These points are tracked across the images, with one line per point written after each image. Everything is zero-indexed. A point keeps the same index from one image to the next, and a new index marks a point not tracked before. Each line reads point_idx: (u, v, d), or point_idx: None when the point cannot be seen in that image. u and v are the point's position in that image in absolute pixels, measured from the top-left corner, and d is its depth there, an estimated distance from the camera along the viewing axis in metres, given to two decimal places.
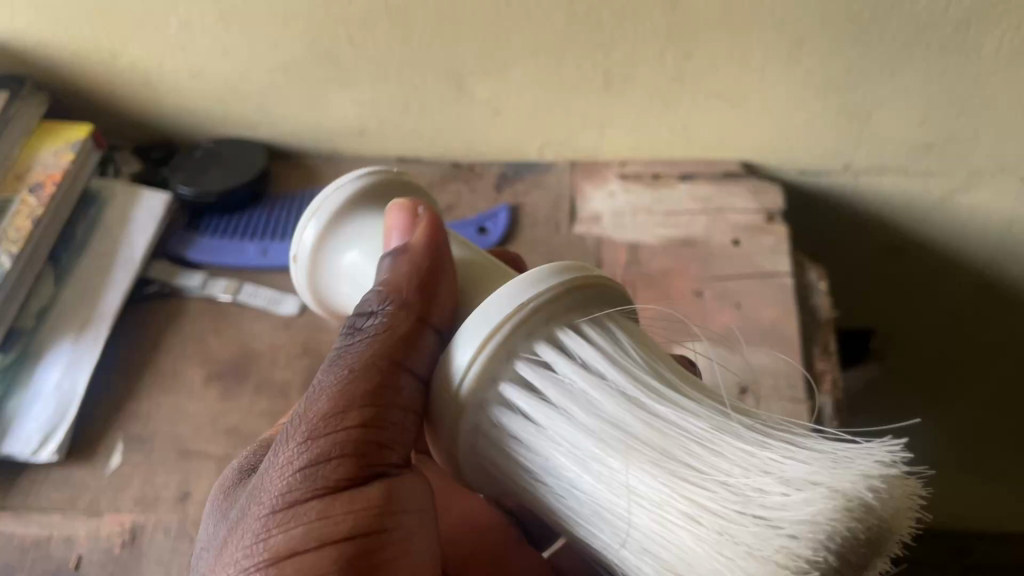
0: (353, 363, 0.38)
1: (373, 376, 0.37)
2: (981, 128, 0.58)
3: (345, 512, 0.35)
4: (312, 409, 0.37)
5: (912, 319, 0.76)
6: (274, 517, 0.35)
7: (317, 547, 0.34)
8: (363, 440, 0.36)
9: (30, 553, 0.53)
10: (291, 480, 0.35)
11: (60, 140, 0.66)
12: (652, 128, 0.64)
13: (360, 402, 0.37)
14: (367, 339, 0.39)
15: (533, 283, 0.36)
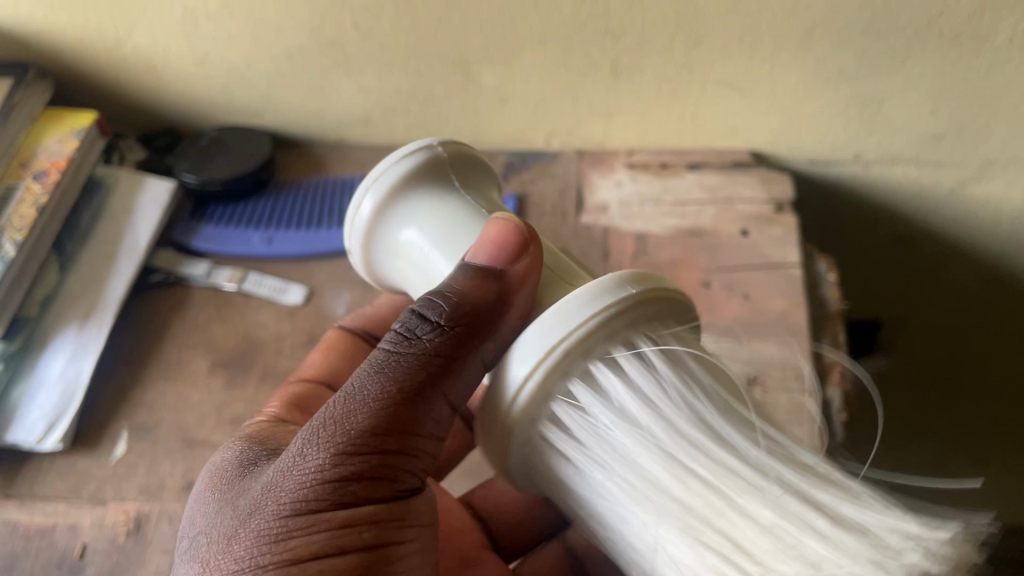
0: (401, 378, 0.37)
1: (417, 397, 0.37)
2: (994, 118, 0.57)
3: (369, 524, 0.35)
4: (350, 418, 0.35)
5: (922, 311, 0.75)
6: (297, 521, 0.34)
7: (338, 556, 0.34)
8: (394, 458, 0.36)
9: (34, 542, 0.53)
10: (319, 488, 0.34)
11: (65, 127, 0.65)
12: (660, 116, 0.64)
13: (396, 423, 0.36)
14: (420, 354, 0.37)
15: (599, 298, 0.35)
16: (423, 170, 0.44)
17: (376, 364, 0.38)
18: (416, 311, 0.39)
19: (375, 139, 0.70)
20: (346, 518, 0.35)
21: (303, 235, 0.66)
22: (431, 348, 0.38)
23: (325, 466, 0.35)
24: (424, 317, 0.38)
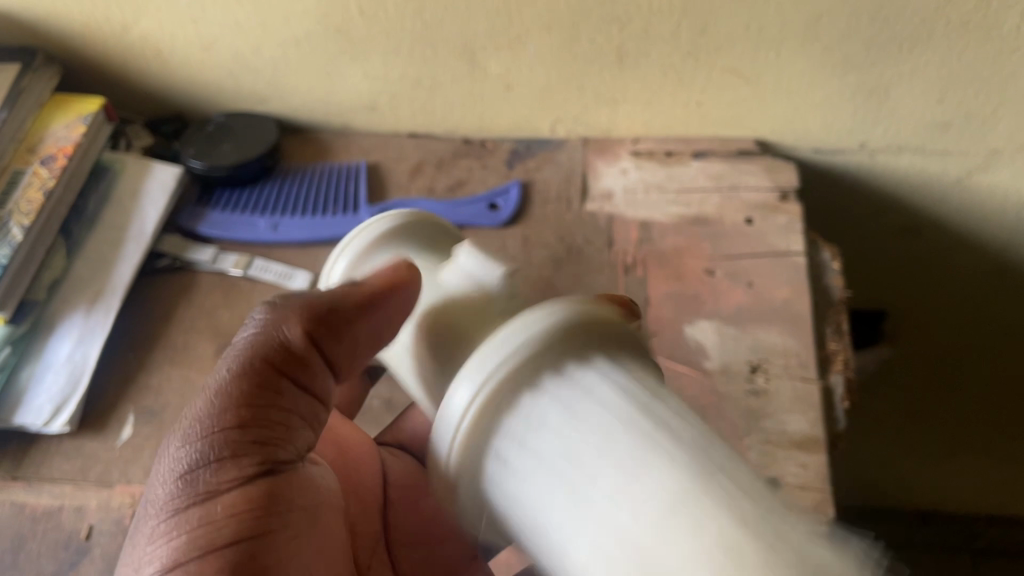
0: (235, 361, 0.37)
1: (252, 376, 0.37)
2: (1001, 107, 0.57)
3: (227, 516, 0.34)
4: (197, 410, 0.36)
5: (927, 300, 0.75)
6: (160, 526, 0.33)
7: (200, 556, 0.33)
8: (245, 438, 0.35)
9: (42, 523, 0.53)
10: (173, 486, 0.34)
11: (72, 113, 0.66)
12: (666, 104, 0.64)
13: (240, 403, 0.36)
14: (251, 339, 0.38)
15: (520, 329, 0.35)
16: (383, 235, 0.46)
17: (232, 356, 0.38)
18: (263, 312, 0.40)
19: (381, 125, 0.70)
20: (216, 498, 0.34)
21: (309, 221, 0.66)
22: (279, 334, 0.38)
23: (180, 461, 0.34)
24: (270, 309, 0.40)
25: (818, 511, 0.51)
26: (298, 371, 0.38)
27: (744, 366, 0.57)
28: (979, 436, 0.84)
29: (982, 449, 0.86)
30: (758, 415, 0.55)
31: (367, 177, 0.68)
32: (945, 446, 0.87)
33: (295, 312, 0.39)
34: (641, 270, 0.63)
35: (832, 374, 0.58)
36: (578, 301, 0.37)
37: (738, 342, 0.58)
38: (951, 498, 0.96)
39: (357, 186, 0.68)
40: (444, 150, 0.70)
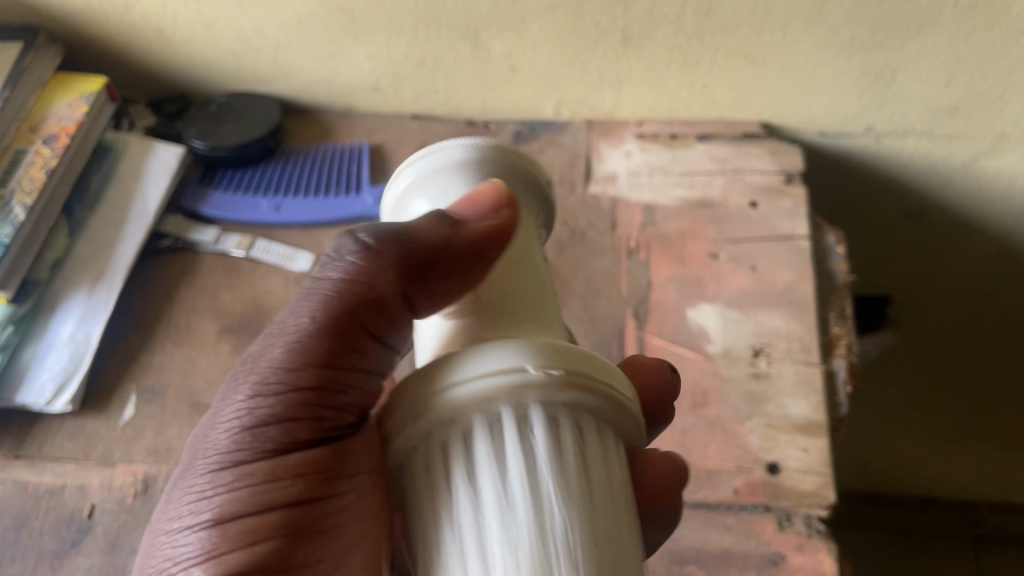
0: (316, 310, 0.34)
1: (335, 332, 0.34)
2: (1008, 91, 0.57)
3: (294, 476, 0.32)
4: (266, 359, 0.34)
5: (930, 285, 0.75)
6: (220, 475, 0.32)
7: (261, 511, 0.32)
8: (313, 402, 0.33)
9: (44, 502, 0.54)
10: (237, 437, 0.32)
11: (74, 92, 0.66)
12: (671, 85, 0.63)
13: (311, 362, 0.33)
14: (333, 279, 0.35)
15: (489, 359, 0.29)
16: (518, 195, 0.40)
17: (303, 297, 0.35)
18: (346, 237, 0.36)
19: (383, 106, 0.70)
20: (272, 450, 0.32)
21: (311, 203, 0.66)
22: (360, 281, 0.34)
23: (244, 410, 0.33)
24: (352, 239, 0.36)
25: (819, 496, 0.51)
26: (379, 324, 0.35)
27: (746, 350, 0.57)
28: (979, 424, 0.84)
29: (983, 437, 0.86)
30: (760, 399, 0.55)
31: (369, 159, 0.68)
32: (947, 433, 0.87)
33: (381, 255, 0.35)
34: (644, 253, 0.63)
35: (835, 358, 0.58)
36: (536, 361, 0.29)
37: (740, 325, 0.58)
38: (951, 484, 0.96)
39: (359, 169, 0.68)
40: (446, 131, 0.70)
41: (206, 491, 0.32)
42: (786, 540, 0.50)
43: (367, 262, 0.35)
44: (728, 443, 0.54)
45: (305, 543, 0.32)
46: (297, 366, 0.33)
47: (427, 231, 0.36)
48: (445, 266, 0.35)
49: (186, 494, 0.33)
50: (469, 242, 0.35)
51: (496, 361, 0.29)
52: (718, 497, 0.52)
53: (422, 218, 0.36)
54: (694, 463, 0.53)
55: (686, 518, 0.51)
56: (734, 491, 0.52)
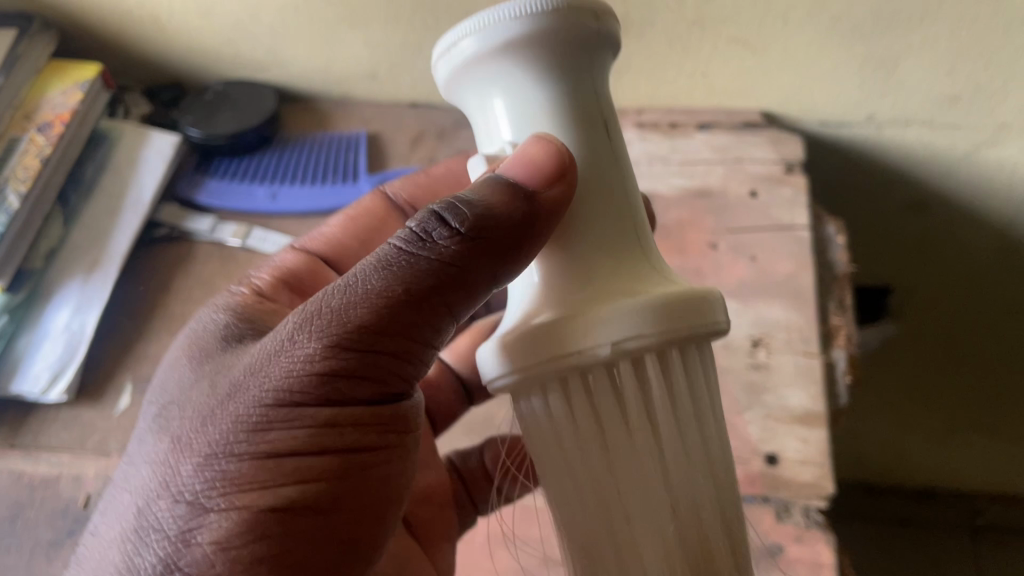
0: (405, 287, 0.31)
1: (422, 311, 0.32)
2: (1011, 81, 0.56)
3: (352, 424, 0.33)
4: (347, 322, 0.31)
5: (931, 277, 0.74)
6: (274, 411, 0.32)
7: (314, 454, 0.32)
8: (386, 367, 0.32)
9: (40, 491, 0.53)
10: (301, 383, 0.32)
11: (69, 79, 0.65)
12: (671, 74, 0.63)
13: (393, 334, 0.31)
14: (425, 259, 0.31)
15: (626, 317, 0.31)
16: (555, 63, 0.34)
17: (384, 263, 0.32)
18: (435, 210, 0.32)
19: (380, 94, 0.70)
20: (329, 416, 0.32)
21: (308, 192, 0.65)
22: (449, 266, 0.31)
23: (314, 361, 0.31)
24: (443, 216, 0.32)
25: (818, 487, 0.51)
26: (461, 306, 0.33)
27: (746, 341, 0.57)
28: (980, 417, 0.84)
29: (985, 431, 0.86)
30: (760, 390, 0.55)
31: (367, 148, 0.67)
32: (949, 426, 0.87)
33: (474, 238, 0.31)
34: None
35: (835, 349, 0.57)
36: (649, 324, 0.31)
37: (739, 316, 0.58)
38: (954, 477, 0.96)
39: (357, 158, 0.67)
40: (443, 120, 0.69)
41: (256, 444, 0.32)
42: (784, 531, 0.50)
43: (459, 250, 0.31)
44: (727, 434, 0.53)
45: (346, 483, 0.34)
46: (373, 342, 0.31)
47: (513, 209, 0.32)
48: (528, 242, 0.32)
49: (232, 438, 0.32)
50: (549, 213, 0.32)
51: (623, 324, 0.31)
52: None
53: (513, 190, 0.32)
54: None
55: None
56: None
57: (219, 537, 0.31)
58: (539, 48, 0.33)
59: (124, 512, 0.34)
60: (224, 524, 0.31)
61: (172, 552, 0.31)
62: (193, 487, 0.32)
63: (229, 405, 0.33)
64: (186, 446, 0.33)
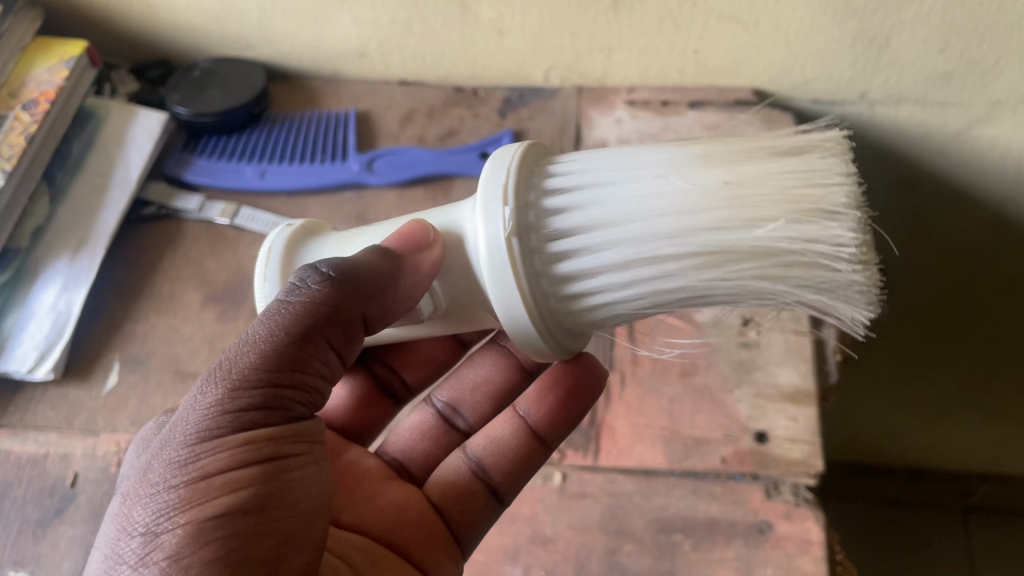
0: (290, 322, 0.35)
1: (305, 340, 0.35)
2: (1005, 56, 0.56)
3: (269, 440, 0.34)
4: (242, 361, 0.34)
5: (921, 257, 0.75)
6: (198, 446, 0.33)
7: (242, 468, 0.33)
8: (285, 391, 0.35)
9: (27, 471, 0.53)
10: (213, 415, 0.33)
11: (54, 56, 0.64)
12: (663, 51, 0.62)
13: (284, 359, 0.35)
14: (302, 299, 0.35)
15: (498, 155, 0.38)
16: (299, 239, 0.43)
17: (271, 315, 0.36)
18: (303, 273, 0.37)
19: (370, 73, 0.69)
20: (247, 437, 0.34)
21: (297, 169, 0.65)
22: (321, 301, 0.35)
23: (222, 398, 0.34)
24: (317, 268, 0.37)
25: (806, 464, 0.51)
26: (341, 339, 0.37)
27: (736, 319, 0.57)
28: (974, 398, 0.86)
29: (978, 412, 0.87)
30: (749, 367, 0.55)
31: (357, 125, 0.67)
32: (942, 407, 0.89)
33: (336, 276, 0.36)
34: None
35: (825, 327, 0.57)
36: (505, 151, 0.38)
37: None
38: (951, 460, 0.98)
39: (346, 135, 0.67)
40: (434, 98, 0.69)
41: (186, 470, 0.32)
42: (773, 509, 0.50)
43: (330, 289, 0.36)
44: (715, 412, 0.53)
45: (283, 497, 0.34)
46: (271, 372, 0.34)
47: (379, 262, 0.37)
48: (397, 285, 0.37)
49: (164, 474, 0.32)
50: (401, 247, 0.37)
51: (498, 199, 0.35)
52: (705, 465, 0.51)
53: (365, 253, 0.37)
54: (681, 432, 0.53)
55: (673, 487, 0.51)
56: (721, 460, 0.52)
57: (171, 551, 0.30)
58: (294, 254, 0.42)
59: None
60: (174, 542, 0.31)
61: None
62: (141, 521, 0.32)
63: (157, 456, 0.33)
64: (119, 506, 0.33)
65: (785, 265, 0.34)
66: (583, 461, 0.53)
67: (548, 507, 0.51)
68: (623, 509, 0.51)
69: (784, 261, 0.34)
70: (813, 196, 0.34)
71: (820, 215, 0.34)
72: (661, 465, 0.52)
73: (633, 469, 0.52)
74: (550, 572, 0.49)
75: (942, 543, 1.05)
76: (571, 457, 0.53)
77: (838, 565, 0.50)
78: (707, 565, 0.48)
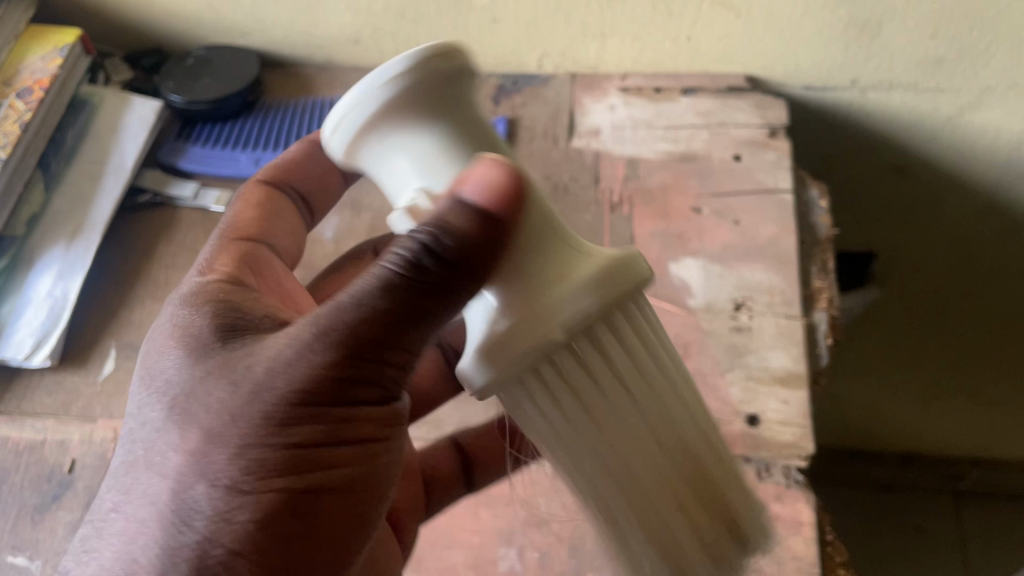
0: (400, 302, 0.31)
1: (411, 321, 0.32)
2: (996, 42, 0.56)
3: (363, 419, 0.33)
4: (353, 329, 0.31)
5: (913, 244, 0.77)
6: (295, 413, 0.32)
7: (335, 445, 0.33)
8: (390, 370, 0.33)
9: (25, 457, 0.53)
10: (320, 384, 0.32)
11: (48, 44, 0.64)
12: (656, 38, 0.63)
13: (395, 339, 0.32)
14: (417, 284, 0.31)
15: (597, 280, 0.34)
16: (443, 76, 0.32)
17: (377, 290, 0.31)
18: (410, 233, 0.31)
19: (365, 60, 0.69)
20: (345, 414, 0.33)
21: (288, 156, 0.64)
22: (435, 287, 0.31)
23: (329, 366, 0.31)
24: (421, 241, 0.31)
25: (798, 447, 0.51)
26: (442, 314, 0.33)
27: (728, 304, 0.57)
28: (966, 379, 0.89)
29: (971, 395, 0.91)
30: (741, 352, 0.55)
31: None
32: (933, 388, 0.92)
33: (452, 257, 0.31)
34: (627, 207, 0.62)
35: (816, 311, 0.58)
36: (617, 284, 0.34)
37: (720, 279, 0.58)
38: (943, 443, 1.01)
39: None
40: None
41: (280, 436, 0.32)
42: (764, 490, 0.51)
43: (443, 274, 0.31)
44: (708, 396, 0.54)
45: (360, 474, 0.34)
46: (378, 349, 0.32)
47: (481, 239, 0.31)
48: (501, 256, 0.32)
49: (259, 432, 0.32)
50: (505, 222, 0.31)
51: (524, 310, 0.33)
52: None
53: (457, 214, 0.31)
54: None
55: None
56: None
57: (234, 546, 0.31)
58: (418, 97, 0.31)
59: (146, 493, 0.32)
60: (255, 507, 0.31)
61: (204, 532, 0.31)
62: (225, 473, 0.32)
63: (250, 406, 0.32)
64: (192, 457, 0.32)
65: (621, 516, 0.38)
66: None
67: (542, 490, 0.52)
68: None
69: (631, 516, 0.38)
70: (684, 529, 0.39)
71: (687, 534, 0.39)
72: None
73: None
74: (544, 554, 0.49)
75: (934, 526, 1.07)
76: None
77: (830, 545, 0.50)
78: None
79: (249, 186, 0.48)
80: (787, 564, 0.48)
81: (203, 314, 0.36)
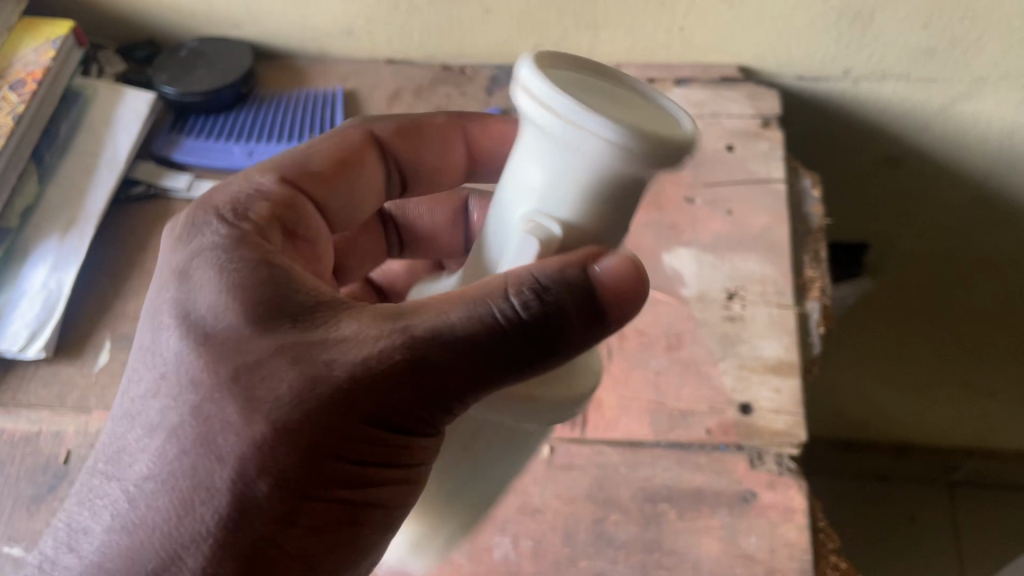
0: (507, 356, 0.31)
1: (507, 371, 0.32)
2: (987, 32, 0.57)
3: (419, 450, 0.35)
4: (457, 375, 0.31)
5: (906, 236, 0.78)
6: (372, 444, 0.32)
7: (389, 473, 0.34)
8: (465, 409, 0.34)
9: (20, 448, 0.54)
10: (407, 419, 0.32)
11: (41, 36, 0.64)
12: (649, 29, 0.63)
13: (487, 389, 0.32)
14: (527, 340, 0.31)
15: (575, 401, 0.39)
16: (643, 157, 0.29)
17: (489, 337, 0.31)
18: (534, 285, 0.31)
19: (358, 52, 0.69)
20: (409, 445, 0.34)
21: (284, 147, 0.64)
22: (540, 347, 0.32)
23: (422, 407, 0.32)
24: (541, 295, 0.31)
25: (790, 435, 0.52)
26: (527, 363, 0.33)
27: (721, 294, 0.57)
28: (959, 368, 0.89)
29: (964, 384, 0.92)
30: (734, 341, 0.55)
31: (343, 103, 0.67)
32: (927, 378, 0.93)
33: (561, 318, 0.32)
34: None
35: (809, 301, 0.58)
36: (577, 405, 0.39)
37: (713, 269, 0.58)
38: (936, 434, 1.02)
39: (334, 112, 0.67)
40: (422, 76, 0.69)
41: (350, 461, 0.32)
42: (757, 478, 0.51)
43: (549, 336, 0.32)
44: (700, 384, 0.54)
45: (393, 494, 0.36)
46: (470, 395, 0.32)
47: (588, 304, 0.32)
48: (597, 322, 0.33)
49: (335, 455, 0.32)
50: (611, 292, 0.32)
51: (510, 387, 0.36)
52: (690, 437, 0.52)
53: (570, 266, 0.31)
54: (667, 404, 0.54)
55: (660, 457, 0.52)
56: (706, 431, 0.53)
57: (291, 551, 0.32)
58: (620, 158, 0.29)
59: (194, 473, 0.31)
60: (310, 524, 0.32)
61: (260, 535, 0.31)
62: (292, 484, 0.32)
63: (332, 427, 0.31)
64: (259, 470, 0.31)
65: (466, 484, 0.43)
66: (570, 434, 0.53)
67: (536, 479, 0.52)
68: (610, 480, 0.52)
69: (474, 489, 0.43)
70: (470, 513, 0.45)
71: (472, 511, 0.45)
72: (647, 436, 0.53)
73: (621, 441, 0.53)
74: (538, 542, 0.50)
75: (929, 517, 1.10)
76: (559, 430, 0.53)
77: (822, 533, 0.51)
78: (692, 534, 0.50)
79: (353, 131, 0.45)
80: (779, 551, 0.48)
81: (257, 282, 0.33)
